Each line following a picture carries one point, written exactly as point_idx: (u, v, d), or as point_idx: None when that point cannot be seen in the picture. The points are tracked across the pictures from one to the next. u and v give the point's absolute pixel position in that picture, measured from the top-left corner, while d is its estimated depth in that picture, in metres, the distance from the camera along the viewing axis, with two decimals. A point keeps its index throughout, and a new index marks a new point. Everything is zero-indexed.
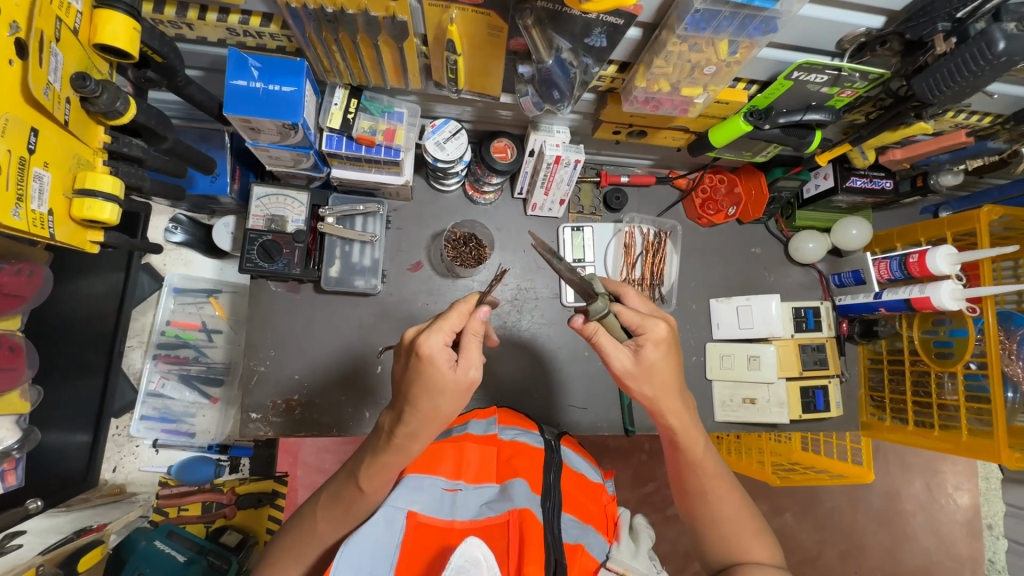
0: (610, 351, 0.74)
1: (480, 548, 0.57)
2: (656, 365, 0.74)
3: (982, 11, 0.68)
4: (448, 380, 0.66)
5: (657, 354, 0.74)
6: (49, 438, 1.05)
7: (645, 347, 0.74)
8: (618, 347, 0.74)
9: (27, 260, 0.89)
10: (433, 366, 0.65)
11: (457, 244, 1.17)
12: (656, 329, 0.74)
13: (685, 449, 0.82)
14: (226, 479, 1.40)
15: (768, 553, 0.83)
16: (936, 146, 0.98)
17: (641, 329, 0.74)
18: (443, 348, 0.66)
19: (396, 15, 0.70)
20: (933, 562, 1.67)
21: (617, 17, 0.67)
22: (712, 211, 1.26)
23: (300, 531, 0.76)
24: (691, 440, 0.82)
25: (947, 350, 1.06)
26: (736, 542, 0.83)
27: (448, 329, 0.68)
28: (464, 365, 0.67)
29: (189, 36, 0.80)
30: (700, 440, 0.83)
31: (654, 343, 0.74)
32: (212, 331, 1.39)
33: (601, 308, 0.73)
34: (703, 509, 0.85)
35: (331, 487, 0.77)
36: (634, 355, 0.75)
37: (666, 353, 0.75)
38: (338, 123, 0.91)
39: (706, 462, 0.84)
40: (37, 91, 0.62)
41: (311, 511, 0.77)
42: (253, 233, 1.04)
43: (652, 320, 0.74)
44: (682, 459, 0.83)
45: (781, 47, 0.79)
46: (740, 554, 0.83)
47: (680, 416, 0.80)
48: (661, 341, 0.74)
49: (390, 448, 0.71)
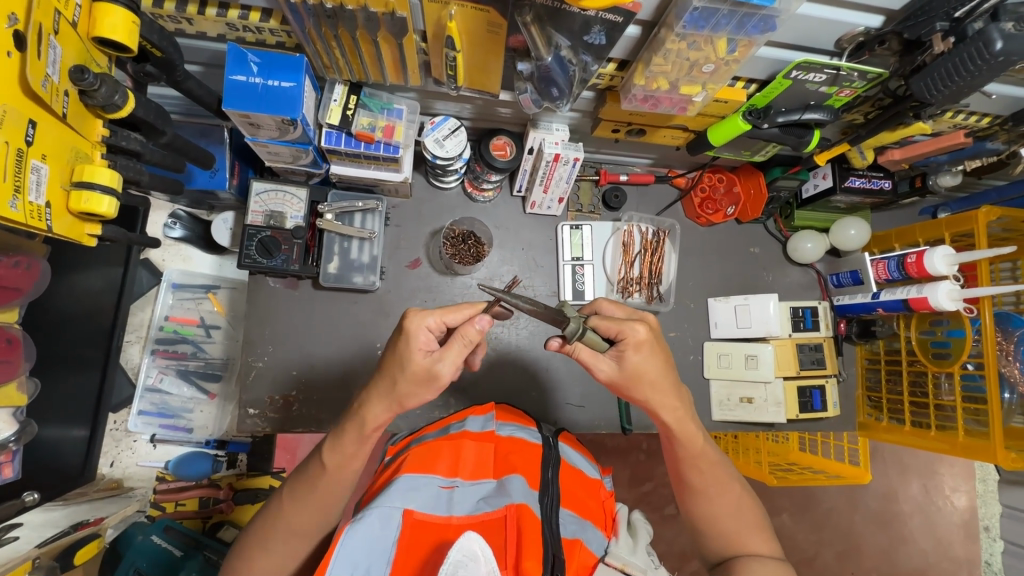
0: (592, 364, 0.75)
1: (479, 543, 0.57)
2: (641, 367, 0.75)
3: (980, 11, 0.68)
4: (414, 360, 0.69)
5: (640, 357, 0.74)
6: (46, 431, 1.05)
7: (627, 353, 0.74)
8: (599, 358, 0.75)
9: (24, 254, 0.89)
10: (409, 339, 0.68)
11: (457, 242, 1.16)
12: (635, 332, 0.73)
13: (682, 443, 0.83)
14: (223, 475, 1.40)
15: (769, 547, 0.82)
16: (933, 147, 0.99)
17: (620, 335, 0.74)
18: (423, 331, 0.69)
19: (395, 11, 0.70)
20: (930, 564, 1.67)
21: (616, 14, 0.67)
22: (711, 210, 1.26)
23: (287, 528, 0.75)
24: (688, 435, 0.82)
25: (943, 351, 1.06)
26: (737, 536, 0.83)
27: (438, 317, 0.70)
28: (439, 358, 0.69)
29: (189, 31, 0.80)
30: (696, 435, 0.83)
31: (634, 347, 0.74)
32: (210, 327, 1.39)
33: (577, 329, 0.73)
34: (704, 504, 0.85)
35: (298, 470, 0.79)
36: (616, 363, 0.75)
37: (648, 354, 0.75)
38: (337, 119, 0.91)
39: (704, 456, 0.84)
40: (35, 83, 0.62)
41: (278, 497, 0.78)
42: (253, 229, 1.04)
43: (629, 324, 0.73)
44: (680, 454, 0.84)
45: (780, 46, 0.79)
46: (741, 547, 0.82)
47: (675, 411, 0.80)
48: (641, 343, 0.74)
49: (361, 422, 0.74)
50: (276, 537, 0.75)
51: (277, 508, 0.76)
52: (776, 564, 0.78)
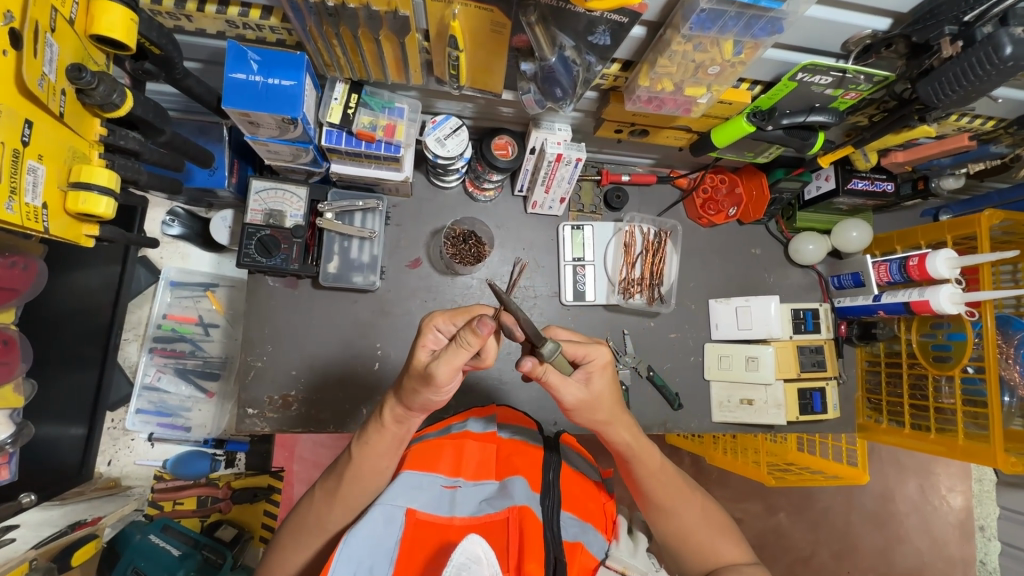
0: (560, 387, 0.72)
1: (481, 546, 0.56)
2: (604, 390, 0.75)
3: (989, 16, 0.67)
4: (417, 357, 0.69)
5: (604, 380, 0.75)
6: (44, 430, 1.04)
7: (594, 375, 0.74)
8: (568, 382, 0.73)
9: (20, 254, 0.88)
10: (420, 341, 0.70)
11: (457, 241, 1.16)
12: (601, 355, 0.74)
13: (640, 463, 0.82)
14: (221, 474, 1.40)
15: (740, 551, 0.83)
16: (939, 150, 0.97)
17: (587, 358, 0.73)
18: (434, 331, 0.70)
19: (398, 10, 0.69)
20: (925, 563, 1.68)
21: (621, 16, 0.66)
22: (713, 211, 1.25)
23: (288, 535, 0.76)
24: (645, 453, 0.82)
25: (944, 354, 1.05)
26: (711, 544, 0.83)
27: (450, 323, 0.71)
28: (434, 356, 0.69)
29: (188, 27, 0.79)
30: (653, 452, 0.83)
31: (600, 370, 0.74)
32: (208, 326, 1.39)
33: (553, 350, 0.68)
34: (671, 521, 0.84)
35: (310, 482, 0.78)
36: (583, 385, 0.74)
37: (610, 378, 0.76)
38: (338, 118, 0.90)
39: (663, 473, 0.84)
40: (31, 82, 0.61)
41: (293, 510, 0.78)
42: (251, 228, 1.03)
43: (596, 347, 0.74)
44: (641, 474, 0.83)
45: (787, 48, 0.78)
46: (716, 558, 0.82)
47: (631, 430, 0.81)
48: (606, 366, 0.75)
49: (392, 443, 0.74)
50: (298, 533, 0.76)
51: (296, 528, 0.76)
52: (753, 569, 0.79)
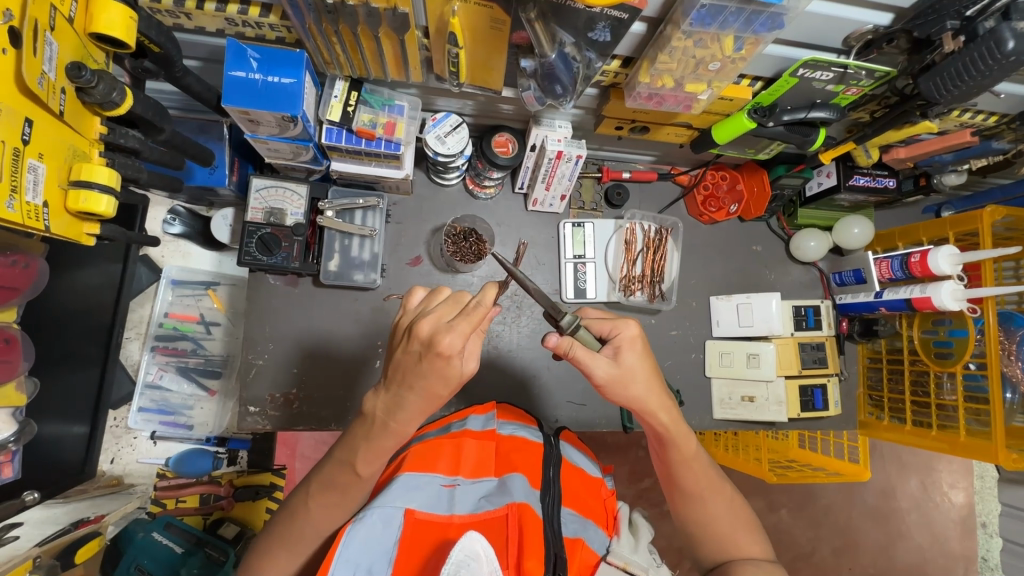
0: (588, 362, 0.73)
1: (480, 542, 0.56)
2: (635, 366, 0.75)
3: (992, 10, 0.67)
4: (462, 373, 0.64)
5: (635, 353, 0.75)
6: (46, 429, 1.04)
7: (623, 350, 0.75)
8: (596, 356, 0.73)
9: (21, 253, 0.88)
10: (450, 361, 0.61)
11: (458, 239, 1.15)
12: (628, 328, 0.75)
13: (675, 446, 0.82)
14: (224, 471, 1.41)
15: (759, 548, 0.81)
16: (941, 146, 0.96)
17: (614, 332, 0.76)
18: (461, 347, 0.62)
19: (397, 7, 0.69)
20: (926, 560, 1.68)
21: (622, 12, 0.66)
22: (713, 208, 1.25)
23: (279, 543, 0.74)
24: (681, 438, 0.82)
25: (946, 350, 1.05)
26: (730, 537, 0.81)
27: (471, 329, 0.62)
28: (465, 354, 0.64)
29: (187, 25, 0.79)
30: (689, 437, 0.83)
31: (629, 344, 0.75)
32: (209, 324, 1.39)
33: (572, 321, 0.73)
34: (695, 508, 0.84)
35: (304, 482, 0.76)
36: (613, 360, 0.74)
37: (641, 352, 0.76)
38: (338, 116, 0.90)
39: (695, 459, 0.84)
40: (31, 80, 0.61)
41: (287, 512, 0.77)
42: (252, 226, 1.03)
43: (623, 321, 0.76)
44: (674, 457, 0.83)
45: (787, 43, 0.78)
46: (733, 551, 0.81)
47: (670, 413, 0.80)
48: (635, 340, 0.75)
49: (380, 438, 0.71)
50: (290, 543, 0.74)
51: (288, 535, 0.74)
52: (769, 566, 0.77)
